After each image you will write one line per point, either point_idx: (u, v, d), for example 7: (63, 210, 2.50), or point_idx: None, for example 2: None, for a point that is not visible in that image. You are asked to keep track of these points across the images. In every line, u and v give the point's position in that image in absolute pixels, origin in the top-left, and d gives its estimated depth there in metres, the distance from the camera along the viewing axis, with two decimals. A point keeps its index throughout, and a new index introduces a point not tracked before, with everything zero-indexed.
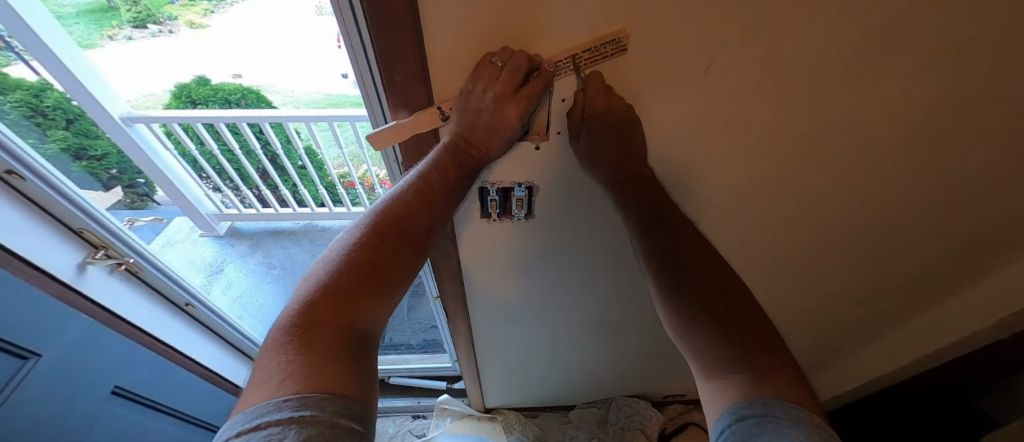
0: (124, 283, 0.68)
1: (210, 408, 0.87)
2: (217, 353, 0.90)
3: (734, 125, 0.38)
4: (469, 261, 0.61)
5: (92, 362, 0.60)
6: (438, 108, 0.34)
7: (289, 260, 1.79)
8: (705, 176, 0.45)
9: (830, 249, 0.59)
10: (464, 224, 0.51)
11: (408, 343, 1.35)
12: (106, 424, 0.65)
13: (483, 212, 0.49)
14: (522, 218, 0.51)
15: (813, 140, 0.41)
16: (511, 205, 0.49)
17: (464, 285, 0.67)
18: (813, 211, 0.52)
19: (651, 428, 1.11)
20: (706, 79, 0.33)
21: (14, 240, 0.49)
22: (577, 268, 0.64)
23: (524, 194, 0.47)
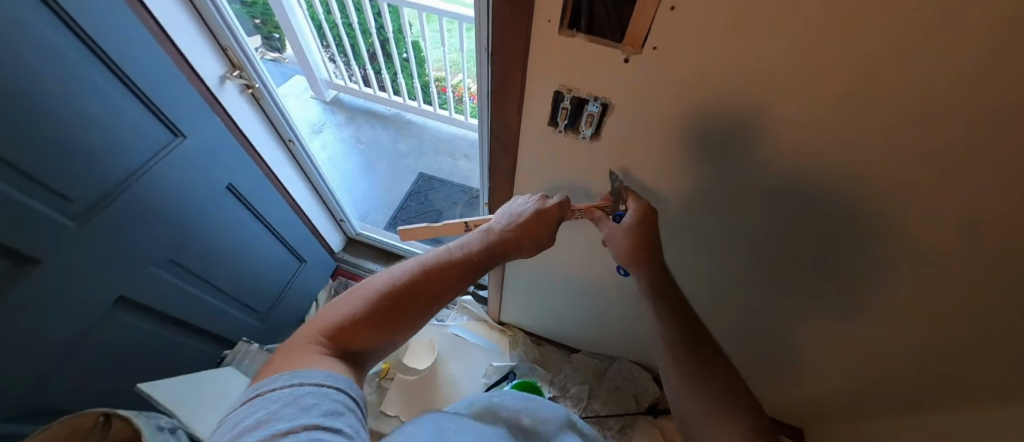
0: (249, 106, 0.81)
1: (295, 236, 1.07)
2: (304, 192, 1.07)
3: (899, 101, 0.29)
4: (526, 174, 0.60)
5: (215, 159, 0.73)
6: (556, 15, 0.32)
7: (375, 139, 1.95)
8: (824, 155, 0.37)
9: (945, 297, 0.48)
10: (529, 131, 0.50)
11: (452, 243, 1.48)
12: (224, 216, 0.80)
13: (551, 120, 0.46)
14: (587, 137, 0.47)
15: (1008, 155, 0.30)
16: (582, 119, 0.45)
17: (514, 198, 0.68)
18: (950, 246, 0.41)
19: (644, 397, 1.13)
20: (891, 24, 0.24)
21: (176, 34, 0.60)
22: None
23: (598, 111, 0.43)
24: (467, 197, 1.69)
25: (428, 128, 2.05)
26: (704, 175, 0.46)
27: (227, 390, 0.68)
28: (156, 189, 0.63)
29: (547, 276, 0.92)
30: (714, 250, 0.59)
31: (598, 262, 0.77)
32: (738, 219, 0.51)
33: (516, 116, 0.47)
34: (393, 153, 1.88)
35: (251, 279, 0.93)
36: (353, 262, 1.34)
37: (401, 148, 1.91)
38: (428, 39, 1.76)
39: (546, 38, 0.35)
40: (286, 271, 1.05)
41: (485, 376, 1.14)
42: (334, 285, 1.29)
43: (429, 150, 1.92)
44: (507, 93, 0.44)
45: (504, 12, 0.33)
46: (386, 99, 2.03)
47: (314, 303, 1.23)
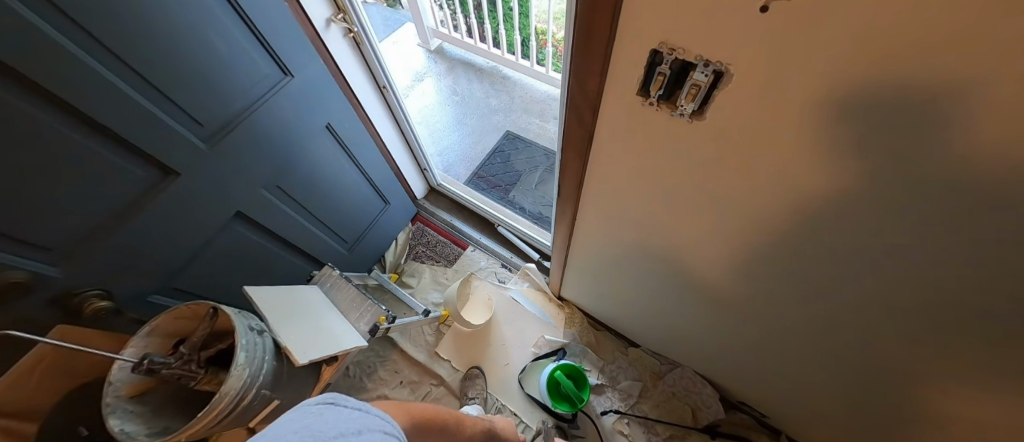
0: (351, 51, 0.85)
1: (384, 179, 1.16)
2: (395, 138, 1.14)
3: None
4: (605, 146, 0.52)
5: (319, 99, 0.80)
6: None
7: (468, 92, 1.96)
8: None
9: None
10: (611, 95, 0.42)
11: (525, 207, 1.46)
12: (326, 152, 0.89)
13: (643, 89, 0.38)
14: (687, 114, 0.38)
15: None
16: (683, 89, 0.36)
17: (587, 171, 0.60)
18: None
19: (703, 414, 1.00)
20: None
21: None
22: (726, 210, 0.49)
23: (706, 81, 0.34)
24: (549, 161, 1.61)
25: (522, 84, 1.97)
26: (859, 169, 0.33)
27: (312, 303, 0.81)
28: (266, 122, 0.71)
29: (617, 261, 0.83)
30: (850, 269, 0.44)
31: (676, 256, 0.67)
32: (900, 237, 0.36)
33: (601, 72, 0.39)
34: (484, 108, 1.87)
35: (345, 215, 1.05)
36: (431, 211, 1.42)
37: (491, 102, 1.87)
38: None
39: None
40: (374, 208, 1.17)
41: (535, 345, 1.14)
42: (414, 229, 1.40)
43: (518, 109, 1.85)
44: (593, 45, 0.37)
45: None
46: (485, 51, 1.99)
47: (395, 241, 1.36)
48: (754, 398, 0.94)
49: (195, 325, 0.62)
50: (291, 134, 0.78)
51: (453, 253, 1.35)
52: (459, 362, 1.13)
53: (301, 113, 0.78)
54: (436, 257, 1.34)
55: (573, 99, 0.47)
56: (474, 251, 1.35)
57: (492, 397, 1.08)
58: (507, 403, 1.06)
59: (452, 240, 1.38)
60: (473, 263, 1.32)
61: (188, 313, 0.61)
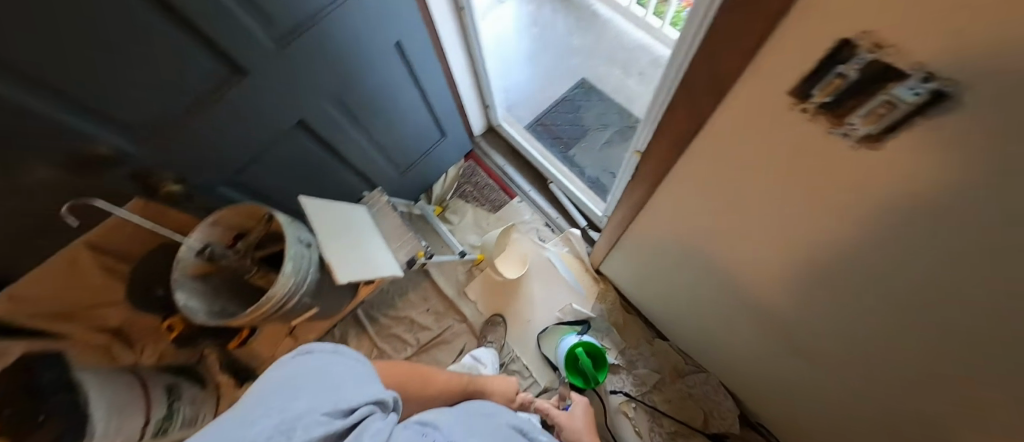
0: None
1: (444, 110, 1.09)
2: (461, 66, 1.03)
3: None
4: (713, 143, 0.40)
5: (390, 8, 0.71)
6: None
7: (552, 19, 1.71)
8: None
9: None
10: (747, 88, 0.30)
11: (584, 169, 1.34)
12: (388, 70, 0.82)
13: (799, 89, 0.26)
14: (855, 139, 0.26)
15: None
16: (863, 104, 0.23)
17: (678, 161, 0.49)
18: None
19: (716, 424, 0.96)
20: None
21: None
22: (846, 260, 0.38)
23: (912, 109, 0.21)
24: (622, 123, 1.44)
25: (616, 20, 1.67)
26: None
27: (359, 224, 0.83)
28: (334, 33, 0.65)
29: (674, 259, 0.73)
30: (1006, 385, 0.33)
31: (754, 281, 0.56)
32: None
33: (748, 54, 0.27)
34: (564, 43, 1.64)
35: (400, 141, 1.02)
36: (485, 151, 1.36)
37: (575, 38, 1.63)
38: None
39: None
40: (428, 138, 1.12)
41: (560, 311, 1.12)
42: (465, 166, 1.36)
43: (603, 53, 1.61)
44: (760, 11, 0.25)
45: None
46: None
47: (444, 175, 1.33)
48: (778, 428, 0.89)
49: (252, 224, 0.65)
50: (355, 45, 0.70)
51: (499, 200, 1.30)
52: (484, 306, 1.16)
53: (370, 26, 0.70)
54: (480, 199, 1.31)
55: (695, 76, 0.35)
56: (521, 203, 1.29)
57: (507, 347, 1.11)
58: (520, 357, 1.10)
59: (500, 186, 1.32)
60: (517, 214, 1.28)
61: (248, 212, 0.64)
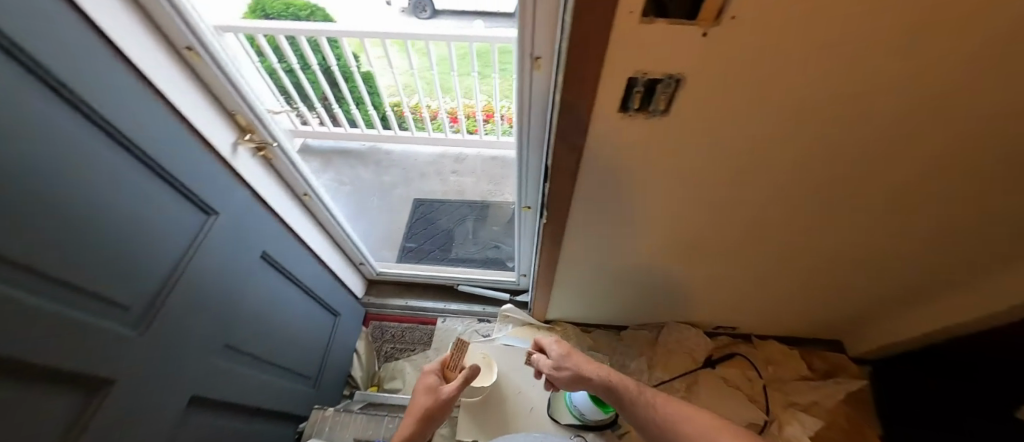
0: (261, 167, 0.75)
1: (325, 289, 1.02)
2: (323, 242, 1.04)
3: (867, 78, 0.38)
4: (584, 188, 0.62)
5: (253, 230, 0.72)
6: (641, 14, 0.33)
7: (357, 178, 2.06)
8: (826, 126, 0.46)
9: (950, 195, 0.59)
10: (593, 143, 0.51)
11: (473, 256, 1.58)
12: (264, 283, 0.75)
13: (622, 104, 0.45)
14: (658, 113, 0.46)
15: (947, 87, 0.39)
16: (654, 98, 0.44)
17: (567, 226, 0.73)
18: (943, 156, 0.51)
19: (699, 354, 1.17)
20: (841, 35, 0.34)
21: (198, 120, 0.58)
22: (668, 207, 0.67)
23: (670, 87, 0.42)
24: (477, 210, 1.80)
25: (401, 154, 2.22)
26: (839, 113, 0.44)
27: None
28: (202, 270, 0.59)
29: (588, 272, 0.94)
30: (754, 206, 0.65)
31: (631, 247, 0.81)
32: (771, 184, 0.59)
33: (586, 132, 0.49)
34: (380, 186, 2.01)
35: (302, 345, 0.91)
36: (381, 303, 1.33)
37: (392, 167, 2.13)
38: (369, 46, 1.80)
39: (624, 31, 0.35)
40: (319, 326, 0.99)
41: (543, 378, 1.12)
42: (371, 332, 1.28)
43: (431, 171, 2.12)
44: (585, 76, 0.41)
45: (583, 26, 0.34)
46: (359, 135, 2.16)
47: (356, 354, 1.23)
48: (724, 321, 1.18)
49: None
50: (224, 286, 0.64)
51: (424, 335, 1.27)
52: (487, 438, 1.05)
53: (234, 252, 0.66)
54: (407, 348, 1.24)
55: (559, 123, 0.48)
56: (447, 319, 1.31)
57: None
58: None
59: (417, 322, 1.30)
60: (449, 331, 1.28)
61: None
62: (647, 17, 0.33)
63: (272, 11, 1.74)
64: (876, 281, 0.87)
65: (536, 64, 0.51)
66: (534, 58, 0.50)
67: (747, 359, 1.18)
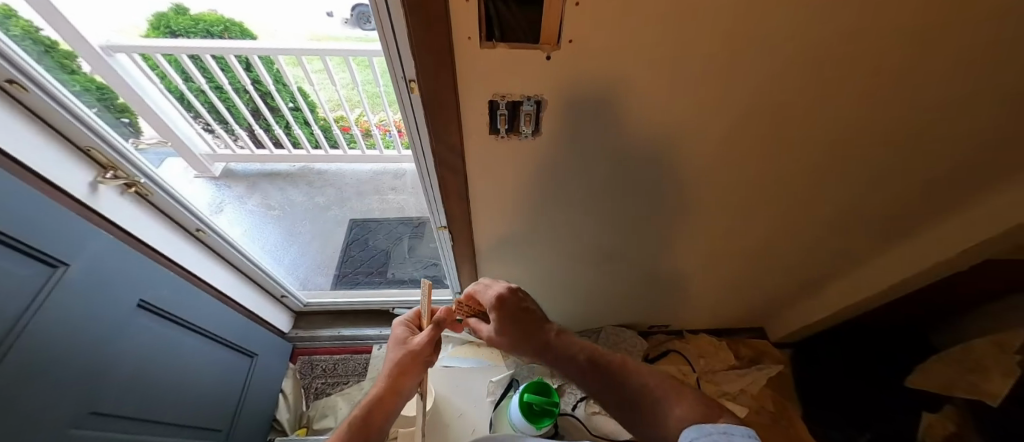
0: (136, 206, 0.68)
1: (236, 330, 0.93)
2: (231, 279, 0.95)
3: (704, 100, 0.42)
4: (483, 210, 0.62)
5: (127, 276, 0.63)
6: (480, 39, 0.34)
7: (287, 201, 1.93)
8: (687, 142, 0.50)
9: (814, 197, 0.66)
10: (477, 167, 0.52)
11: (412, 277, 1.54)
12: (148, 335, 0.67)
13: (492, 127, 0.44)
14: (528, 135, 0.45)
15: (775, 106, 0.44)
16: (520, 120, 0.44)
17: (478, 245, 0.72)
18: (797, 164, 0.57)
19: (635, 354, 1.22)
20: (664, 63, 0.37)
21: (34, 161, 0.50)
22: (573, 221, 0.69)
23: (533, 109, 0.42)
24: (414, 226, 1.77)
25: (338, 172, 2.15)
26: (695, 126, 0.47)
27: None
28: (48, 337, 0.49)
29: (514, 286, 0.94)
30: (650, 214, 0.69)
31: (548, 260, 0.83)
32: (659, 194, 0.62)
33: (466, 157, 0.49)
34: (314, 208, 1.91)
35: (207, 396, 0.82)
36: (310, 335, 1.25)
37: (325, 187, 2.05)
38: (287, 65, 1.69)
39: (468, 55, 0.35)
40: (230, 371, 0.90)
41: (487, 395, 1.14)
42: (299, 368, 1.19)
43: (368, 188, 2.07)
44: (443, 100, 0.40)
45: (425, 59, 0.35)
46: (287, 155, 2.04)
47: (282, 395, 1.13)
48: (656, 320, 1.23)
49: None
50: (87, 344, 0.55)
51: (358, 364, 1.20)
52: None
53: (99, 305, 0.57)
54: (340, 381, 1.17)
55: (432, 144, 0.46)
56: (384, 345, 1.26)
57: None
58: None
59: (350, 351, 1.23)
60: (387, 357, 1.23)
61: None
62: (487, 42, 0.34)
63: (178, 26, 1.56)
64: (776, 274, 0.96)
65: (412, 86, 0.49)
66: (409, 81, 0.49)
67: (680, 354, 1.24)
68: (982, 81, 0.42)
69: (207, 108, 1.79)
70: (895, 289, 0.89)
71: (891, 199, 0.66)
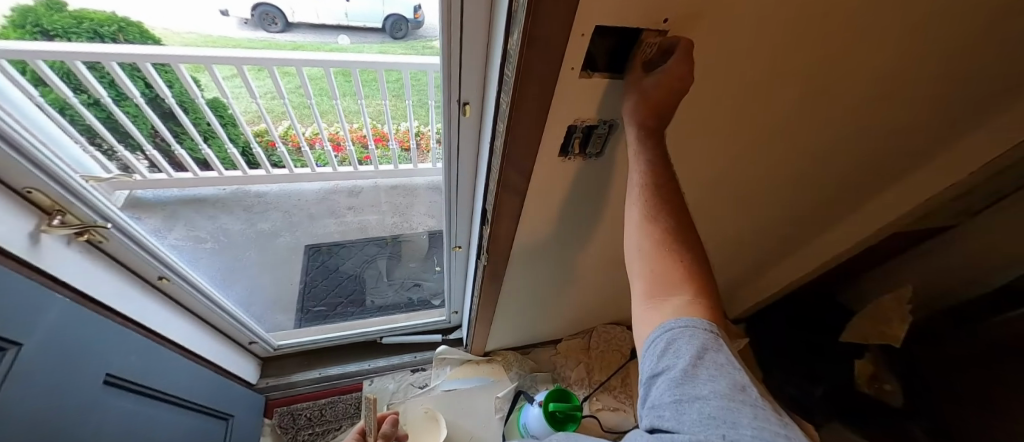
0: (86, 257, 0.54)
1: (206, 392, 0.78)
2: (193, 331, 0.80)
3: (741, 115, 0.49)
4: (524, 227, 0.62)
5: (86, 347, 0.49)
6: (579, 71, 0.34)
7: (221, 231, 1.65)
8: (715, 152, 0.57)
9: (788, 194, 0.79)
10: (535, 188, 0.52)
11: (396, 302, 1.45)
12: (116, 415, 0.53)
13: (563, 151, 0.46)
14: (592, 155, 0.48)
15: (783, 119, 0.53)
16: (590, 142, 0.46)
17: (507, 263, 0.71)
18: (783, 166, 0.68)
19: (626, 348, 1.29)
20: (727, 85, 0.42)
21: None
22: (600, 232, 0.72)
23: (605, 131, 0.45)
24: (387, 247, 1.66)
25: (283, 194, 1.93)
26: (723, 137, 0.53)
27: None
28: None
29: (525, 299, 0.94)
30: None
31: (564, 270, 0.85)
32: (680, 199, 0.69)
33: (529, 180, 0.49)
34: (257, 235, 1.67)
35: None
36: (286, 383, 1.11)
37: (268, 211, 1.81)
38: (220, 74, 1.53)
39: (566, 86, 0.36)
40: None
41: (496, 412, 1.12)
42: (278, 421, 1.06)
43: (321, 209, 1.87)
44: (534, 129, 0.39)
45: (530, 89, 0.34)
46: (216, 178, 1.76)
47: None
48: None
49: None
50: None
51: (349, 405, 1.11)
52: None
53: (62, 390, 0.45)
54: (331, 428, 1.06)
55: (501, 170, 0.46)
56: (375, 379, 1.17)
57: None
58: None
59: (337, 392, 1.13)
60: (380, 392, 1.14)
61: None
62: (582, 74, 0.35)
63: (53, 26, 1.20)
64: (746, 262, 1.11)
65: (464, 109, 0.49)
66: (462, 104, 0.48)
67: None
68: (909, 96, 0.56)
69: (105, 126, 1.38)
70: (831, 264, 1.09)
71: (838, 190, 0.82)
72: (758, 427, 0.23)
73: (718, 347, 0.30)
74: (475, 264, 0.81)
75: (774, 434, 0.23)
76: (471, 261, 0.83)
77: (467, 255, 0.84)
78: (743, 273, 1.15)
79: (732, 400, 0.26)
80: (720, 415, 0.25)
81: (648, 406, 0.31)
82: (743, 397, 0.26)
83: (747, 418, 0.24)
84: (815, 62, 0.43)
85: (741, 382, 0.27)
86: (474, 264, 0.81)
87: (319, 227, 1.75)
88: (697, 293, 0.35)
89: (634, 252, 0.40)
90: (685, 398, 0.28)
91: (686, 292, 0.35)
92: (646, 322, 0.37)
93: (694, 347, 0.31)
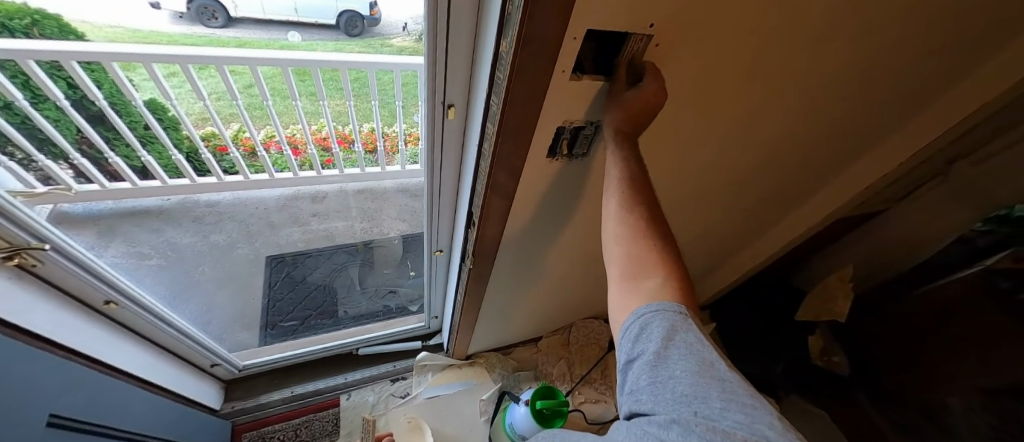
0: (18, 284, 0.47)
1: (164, 424, 0.71)
2: (146, 359, 0.73)
3: (710, 115, 0.53)
4: (510, 228, 0.63)
5: (23, 386, 0.43)
6: (569, 72, 0.35)
7: (168, 246, 1.50)
8: (687, 150, 0.60)
9: (749, 188, 0.85)
10: (523, 188, 0.53)
11: (370, 311, 1.40)
12: None
13: (551, 151, 0.47)
14: (578, 155, 0.50)
15: (746, 119, 0.58)
16: (576, 142, 0.47)
17: (493, 264, 0.72)
18: (746, 162, 0.73)
19: (604, 340, 1.34)
20: (700, 88, 0.45)
21: None
22: (581, 229, 0.74)
23: (590, 132, 0.46)
24: (358, 255, 1.60)
25: (238, 202, 1.80)
26: (694, 135, 0.57)
27: None
28: None
29: (508, 300, 0.95)
30: None
31: (547, 268, 0.87)
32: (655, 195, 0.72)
33: (517, 181, 0.49)
34: (211, 248, 1.54)
35: None
36: (255, 405, 1.04)
37: (222, 222, 1.67)
38: (161, 73, 1.40)
39: (557, 88, 0.36)
40: None
41: (481, 415, 1.11)
42: None
43: (283, 217, 1.76)
44: (526, 131, 0.40)
45: (524, 92, 0.34)
46: (159, 187, 1.60)
47: None
48: None
49: None
50: None
51: (325, 422, 1.05)
52: None
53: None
54: None
55: (490, 172, 0.46)
56: (353, 393, 1.12)
57: None
58: None
59: (312, 410, 1.07)
60: (359, 405, 1.09)
61: None
62: (572, 76, 0.36)
63: None
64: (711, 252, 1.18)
65: (449, 112, 0.48)
66: (447, 107, 0.48)
67: None
68: (849, 98, 0.63)
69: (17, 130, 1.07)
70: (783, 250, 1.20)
71: (789, 183, 0.90)
72: (727, 401, 0.25)
73: (687, 327, 0.32)
74: (458, 268, 0.81)
75: (742, 405, 0.25)
76: (454, 265, 0.82)
77: (449, 258, 0.83)
78: (708, 263, 1.23)
79: (702, 377, 0.28)
80: (691, 393, 0.27)
81: (624, 389, 0.33)
82: (711, 371, 0.28)
83: (717, 393, 0.26)
84: (776, 68, 0.47)
85: (708, 357, 0.30)
86: (458, 267, 0.81)
87: (281, 237, 1.65)
88: (669, 275, 0.37)
89: (611, 241, 0.41)
90: (660, 380, 0.29)
91: (661, 274, 0.37)
92: (622, 309, 0.38)
93: (663, 330, 0.32)
